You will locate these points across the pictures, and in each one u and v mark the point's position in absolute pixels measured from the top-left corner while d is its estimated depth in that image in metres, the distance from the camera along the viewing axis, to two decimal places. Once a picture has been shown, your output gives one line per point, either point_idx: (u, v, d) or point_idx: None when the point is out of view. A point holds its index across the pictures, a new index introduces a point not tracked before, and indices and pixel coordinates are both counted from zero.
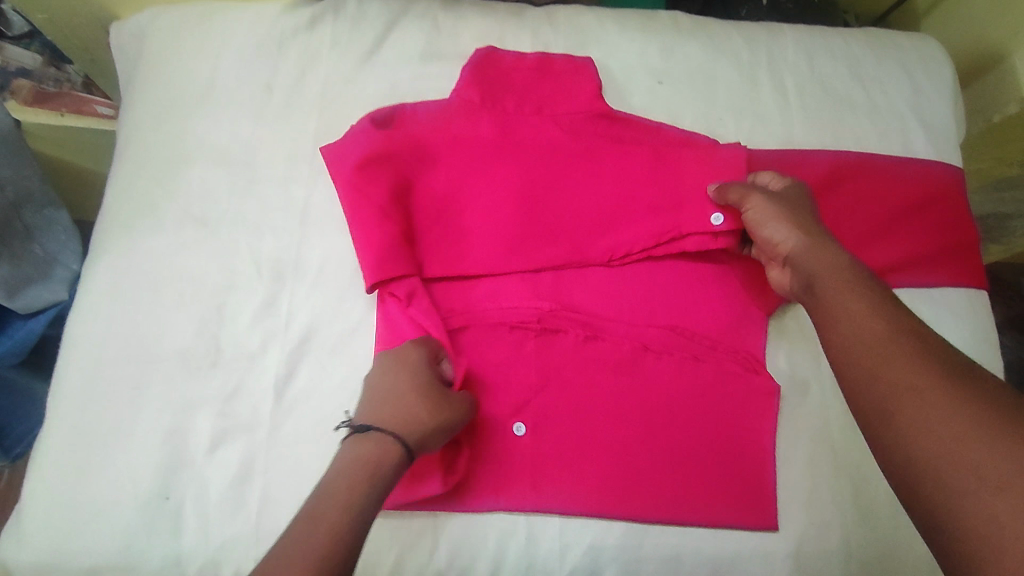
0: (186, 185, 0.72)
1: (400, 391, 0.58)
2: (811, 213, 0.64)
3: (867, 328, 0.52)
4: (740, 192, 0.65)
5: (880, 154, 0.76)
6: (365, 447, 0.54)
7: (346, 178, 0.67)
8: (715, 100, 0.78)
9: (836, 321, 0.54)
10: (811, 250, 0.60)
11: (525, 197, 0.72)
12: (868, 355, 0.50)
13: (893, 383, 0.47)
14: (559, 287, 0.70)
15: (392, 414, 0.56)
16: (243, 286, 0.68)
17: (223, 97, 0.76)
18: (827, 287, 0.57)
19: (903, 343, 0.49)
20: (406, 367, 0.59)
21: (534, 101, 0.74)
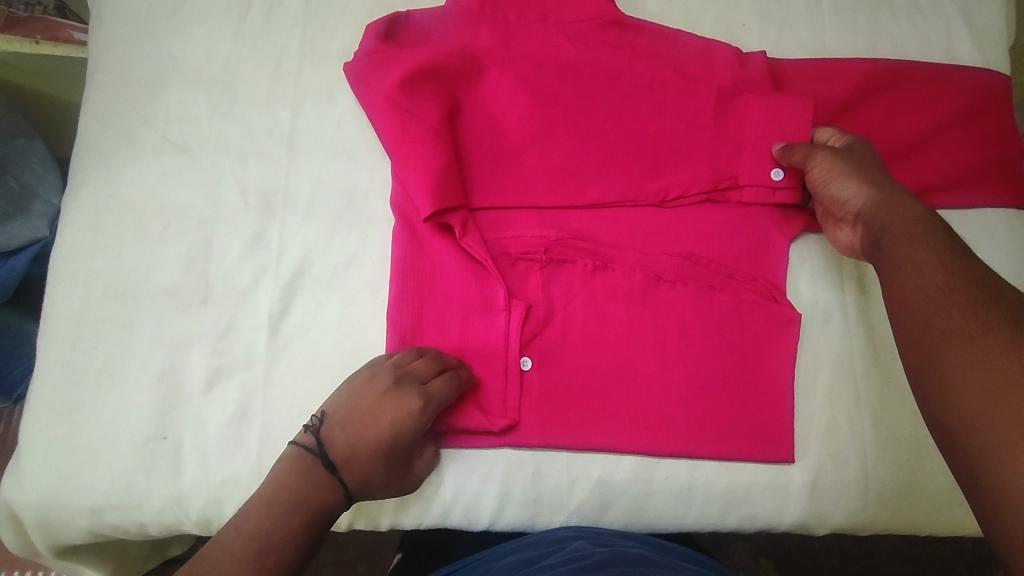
0: (163, 110, 0.67)
1: (379, 453, 0.53)
2: (879, 166, 0.58)
3: (925, 278, 0.47)
4: (804, 152, 0.61)
5: (920, 62, 0.69)
6: (315, 492, 0.52)
7: (384, 99, 0.62)
8: (738, 3, 0.70)
9: (898, 272, 0.49)
10: (876, 203, 0.55)
11: (539, 116, 0.66)
12: (918, 304, 0.46)
13: (950, 333, 0.43)
14: (566, 214, 0.65)
15: (358, 467, 0.53)
16: (229, 218, 0.64)
17: (198, 11, 0.69)
18: (895, 238, 0.51)
19: (957, 291, 0.45)
20: (399, 431, 0.53)
21: (538, 8, 0.68)
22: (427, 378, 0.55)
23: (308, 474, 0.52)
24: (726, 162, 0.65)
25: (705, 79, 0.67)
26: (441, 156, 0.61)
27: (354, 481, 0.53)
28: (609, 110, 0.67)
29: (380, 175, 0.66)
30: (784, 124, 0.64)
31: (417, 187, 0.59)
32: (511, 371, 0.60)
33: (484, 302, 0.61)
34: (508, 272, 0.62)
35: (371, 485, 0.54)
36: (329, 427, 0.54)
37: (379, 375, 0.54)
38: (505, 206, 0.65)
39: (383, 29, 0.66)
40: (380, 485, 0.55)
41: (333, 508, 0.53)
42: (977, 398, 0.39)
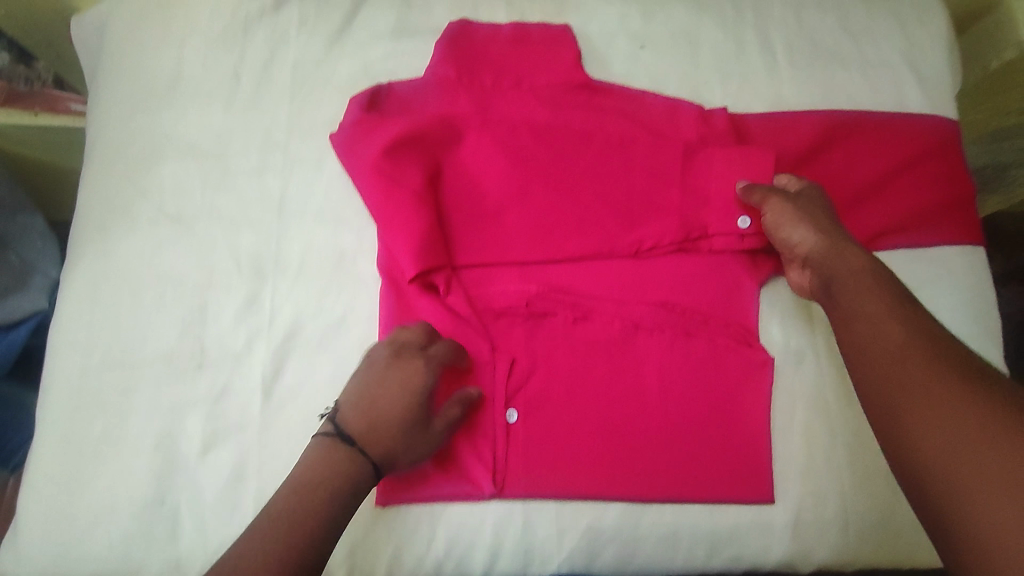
0: (158, 183, 0.70)
1: (393, 417, 0.56)
2: (833, 214, 0.63)
3: (886, 335, 0.51)
4: (762, 194, 0.65)
5: (874, 111, 0.73)
6: (345, 463, 0.54)
7: (369, 167, 0.66)
8: (700, 63, 0.75)
9: (859, 327, 0.54)
10: (836, 254, 0.59)
11: (516, 176, 0.70)
12: (882, 361, 0.50)
13: (913, 389, 0.47)
14: (547, 269, 0.68)
15: (376, 435, 0.55)
16: (223, 284, 0.67)
17: (190, 88, 0.73)
18: (850, 289, 0.56)
19: (918, 349, 0.49)
20: (409, 392, 0.57)
21: (512, 74, 0.73)
22: (422, 342, 0.60)
23: (334, 449, 0.54)
24: (695, 212, 0.69)
25: (672, 135, 0.71)
26: (426, 218, 0.64)
27: (380, 445, 0.55)
28: (582, 168, 0.70)
29: (367, 237, 0.69)
30: (747, 175, 0.68)
31: (404, 247, 0.63)
32: (498, 423, 0.63)
33: (470, 356, 0.64)
34: (492, 326, 0.65)
35: (395, 456, 0.56)
36: (341, 408, 0.56)
37: (378, 355, 0.59)
38: (488, 262, 0.68)
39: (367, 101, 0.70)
40: (406, 446, 0.57)
41: (366, 477, 0.54)
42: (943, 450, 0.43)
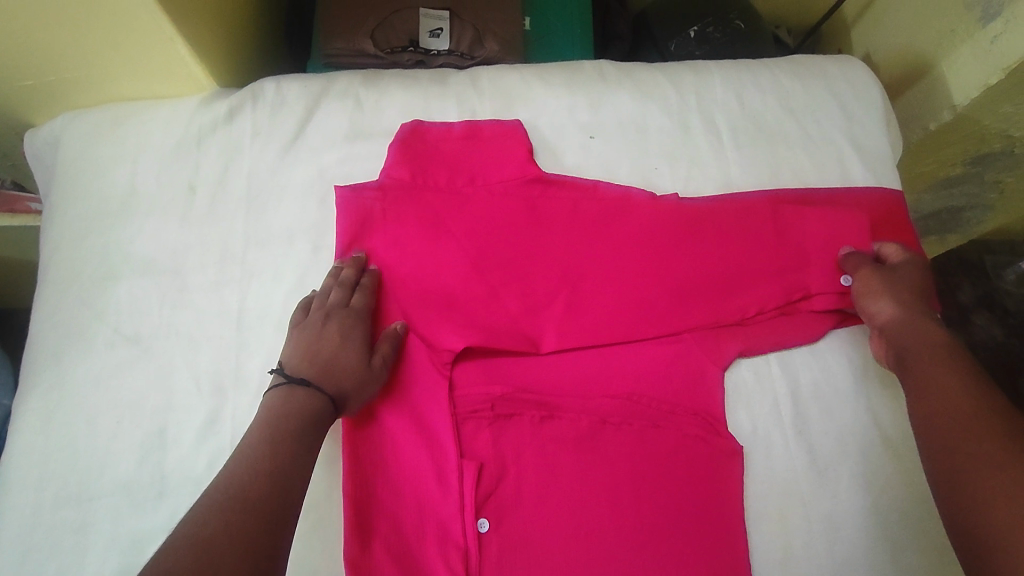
0: (114, 304, 0.69)
1: (338, 358, 0.62)
2: (919, 290, 0.67)
3: (954, 405, 0.55)
4: (854, 264, 0.70)
5: (819, 188, 0.75)
6: (306, 402, 0.58)
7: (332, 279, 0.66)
8: (649, 149, 0.77)
9: (930, 395, 0.58)
10: (914, 327, 0.63)
11: (476, 275, 0.70)
12: (949, 431, 0.54)
13: (981, 459, 0.50)
14: (512, 370, 0.69)
15: (327, 376, 0.61)
16: (183, 404, 0.65)
17: (145, 204, 0.72)
18: (919, 361, 0.61)
19: (986, 425, 0.53)
20: (345, 336, 0.63)
21: (466, 172, 0.74)
22: (345, 296, 0.66)
23: (290, 392, 0.59)
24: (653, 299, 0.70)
25: (626, 223, 0.72)
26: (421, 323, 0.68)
27: (329, 380, 0.60)
28: (541, 261, 0.71)
29: None
30: (694, 264, 0.71)
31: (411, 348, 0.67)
32: (469, 534, 0.61)
33: (437, 464, 0.63)
34: (458, 430, 0.65)
35: (348, 392, 0.61)
36: (286, 361, 0.61)
37: (309, 317, 0.65)
38: (449, 363, 0.67)
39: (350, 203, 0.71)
40: (354, 380, 0.61)
41: (325, 403, 0.59)
42: (1008, 516, 0.46)
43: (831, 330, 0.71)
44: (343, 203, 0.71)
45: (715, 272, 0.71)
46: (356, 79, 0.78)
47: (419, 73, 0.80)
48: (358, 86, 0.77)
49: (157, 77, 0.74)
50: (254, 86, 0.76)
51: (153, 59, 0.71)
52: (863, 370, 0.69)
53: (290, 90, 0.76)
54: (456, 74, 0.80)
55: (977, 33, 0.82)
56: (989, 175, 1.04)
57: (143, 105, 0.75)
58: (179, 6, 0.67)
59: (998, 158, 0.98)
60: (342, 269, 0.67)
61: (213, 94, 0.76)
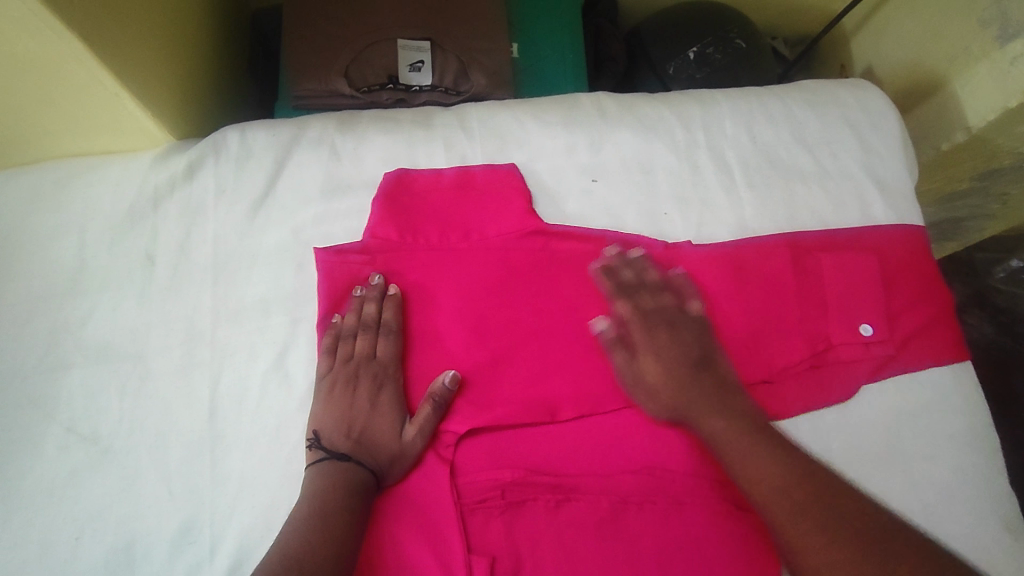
0: (66, 399, 0.61)
1: (375, 426, 0.59)
2: (691, 328, 0.62)
3: (761, 468, 0.53)
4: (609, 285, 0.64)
5: (838, 231, 0.70)
6: (348, 479, 0.55)
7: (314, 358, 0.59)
8: (657, 191, 0.70)
9: (732, 457, 0.55)
10: (690, 382, 0.59)
11: (475, 343, 0.63)
12: (767, 494, 0.52)
13: (809, 535, 0.49)
14: (520, 448, 0.61)
15: (365, 447, 0.58)
16: (151, 512, 0.58)
17: (97, 279, 0.64)
18: (703, 418, 0.58)
19: (801, 497, 0.51)
20: (377, 399, 0.60)
21: (459, 226, 0.67)
22: (372, 343, 0.61)
23: (328, 470, 0.56)
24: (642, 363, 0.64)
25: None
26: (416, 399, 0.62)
27: (367, 453, 0.57)
28: (546, 323, 0.65)
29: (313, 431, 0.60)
30: None
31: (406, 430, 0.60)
32: None
33: (444, 564, 0.56)
34: (464, 523, 0.58)
35: (387, 463, 0.58)
36: (320, 430, 0.58)
37: (338, 372, 0.61)
38: (452, 445, 0.60)
39: (332, 267, 0.64)
40: (392, 451, 0.58)
41: (367, 480, 0.56)
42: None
43: (865, 385, 0.65)
44: (324, 265, 0.64)
45: (731, 327, 0.65)
46: (330, 124, 0.70)
47: (400, 114, 0.73)
48: (333, 132, 0.70)
49: (103, 133, 0.65)
50: (216, 137, 0.68)
51: (97, 115, 0.62)
52: (899, 428, 0.64)
53: (256, 140, 0.68)
54: (441, 114, 0.73)
55: (995, 52, 0.78)
56: (994, 188, 0.95)
57: (87, 164, 0.67)
58: (124, 58, 0.59)
59: (1007, 172, 0.89)
60: (364, 304, 0.62)
61: (169, 150, 0.68)
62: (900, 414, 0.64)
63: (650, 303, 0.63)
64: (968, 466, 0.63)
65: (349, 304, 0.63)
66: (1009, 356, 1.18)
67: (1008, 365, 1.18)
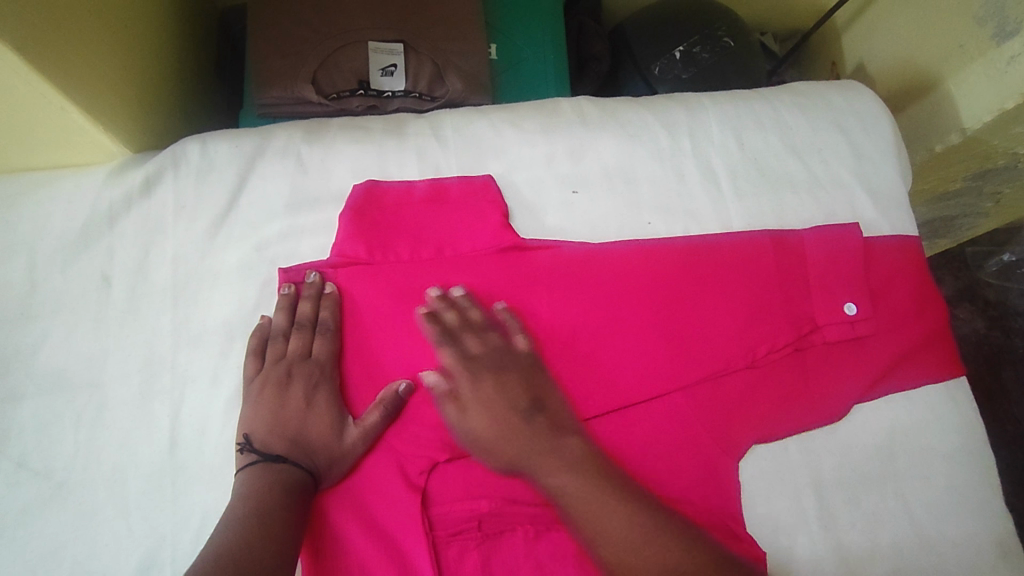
0: (17, 431, 0.57)
1: (308, 425, 0.56)
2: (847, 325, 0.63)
3: None
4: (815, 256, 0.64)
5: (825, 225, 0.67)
6: (280, 482, 0.52)
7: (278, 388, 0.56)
8: (641, 202, 0.67)
9: None
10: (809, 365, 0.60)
11: (449, 362, 0.60)
12: None
13: None
14: (499, 474, 0.58)
15: (300, 447, 0.55)
16: (108, 550, 0.55)
17: (50, 303, 0.61)
18: None
19: None
20: (311, 397, 0.57)
21: (432, 240, 0.64)
22: (307, 342, 0.59)
23: (261, 470, 0.53)
24: (632, 369, 0.61)
25: (603, 281, 0.63)
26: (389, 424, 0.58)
27: (303, 454, 0.55)
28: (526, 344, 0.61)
29: None
30: (641, 348, 0.62)
31: (382, 462, 0.57)
32: None
33: None
34: (439, 556, 0.56)
35: (323, 465, 0.55)
36: (251, 432, 0.56)
37: (269, 371, 0.58)
38: (426, 471, 0.57)
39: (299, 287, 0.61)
40: (330, 451, 0.55)
41: (304, 482, 0.54)
42: None
43: (858, 403, 0.62)
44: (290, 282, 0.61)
45: (711, 338, 0.62)
46: (296, 133, 0.67)
47: (371, 122, 0.69)
48: (299, 142, 0.66)
49: (53, 147, 0.62)
50: (174, 148, 0.65)
51: (43, 127, 0.58)
52: (891, 449, 0.62)
53: (218, 151, 0.65)
54: (414, 121, 0.69)
55: (991, 52, 0.76)
56: (988, 187, 0.91)
57: (36, 181, 0.63)
58: (70, 67, 0.55)
59: (1000, 173, 0.86)
60: (298, 304, 0.60)
61: (124, 163, 0.64)
62: (896, 432, 0.62)
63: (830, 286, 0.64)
64: (963, 486, 0.61)
65: (278, 301, 0.60)
66: (1001, 350, 1.15)
67: (999, 360, 1.15)
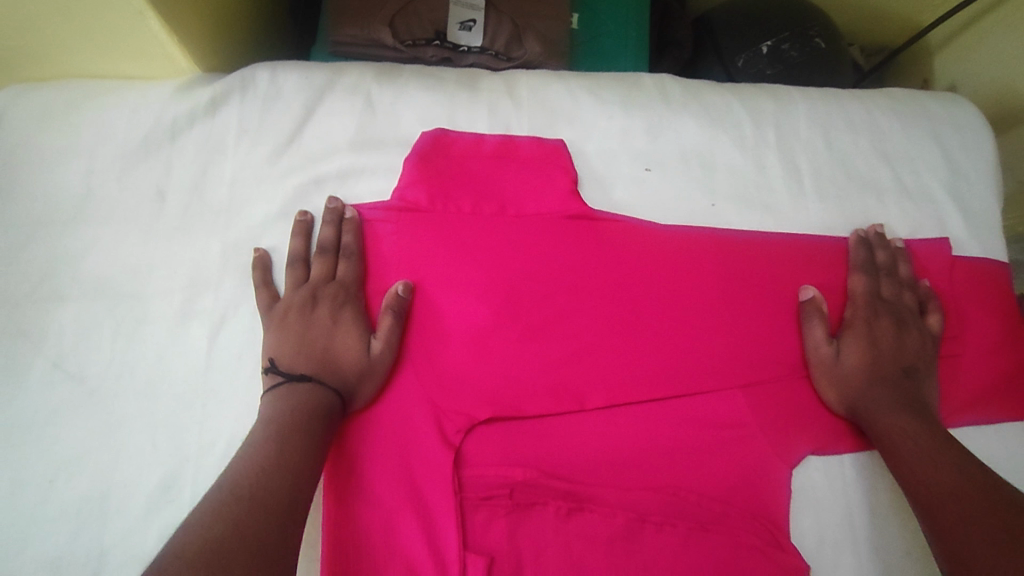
0: (55, 332, 0.57)
1: (333, 343, 0.54)
2: (923, 331, 0.59)
3: (934, 467, 0.51)
4: (889, 255, 0.61)
5: (910, 240, 0.63)
6: (312, 399, 0.50)
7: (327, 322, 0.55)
8: (715, 188, 0.64)
9: (901, 454, 0.53)
10: (876, 370, 0.57)
11: (500, 323, 0.58)
12: (937, 486, 0.50)
13: (971, 530, 0.46)
14: (537, 446, 0.56)
15: (326, 363, 0.53)
16: (131, 463, 0.53)
17: (104, 210, 0.60)
18: (892, 414, 0.55)
19: (975, 500, 0.48)
20: (337, 318, 0.55)
21: (497, 198, 0.62)
22: (332, 265, 0.57)
23: (289, 391, 0.51)
24: (688, 356, 0.58)
25: (666, 264, 0.61)
26: (432, 377, 0.56)
27: (330, 373, 0.52)
28: (580, 317, 0.59)
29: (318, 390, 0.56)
30: (699, 336, 0.59)
31: (420, 414, 0.55)
32: None
33: (437, 559, 0.51)
34: (465, 520, 0.53)
35: (352, 382, 0.53)
36: (276, 356, 0.53)
37: (292, 297, 0.56)
38: (463, 432, 0.55)
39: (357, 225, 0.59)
40: (359, 366, 0.53)
41: (334, 402, 0.51)
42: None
43: None
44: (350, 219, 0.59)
45: (771, 337, 0.59)
46: (370, 73, 0.65)
47: (446, 73, 0.67)
48: (370, 83, 0.64)
49: (126, 56, 0.61)
50: (246, 72, 0.63)
51: (119, 34, 0.58)
52: None
53: (288, 81, 0.63)
54: (489, 77, 0.67)
55: None
56: None
57: (106, 89, 0.62)
58: None
59: None
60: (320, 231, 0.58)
61: (195, 80, 0.63)
62: None
63: (907, 294, 0.61)
64: None
65: (291, 230, 0.59)
66: None
67: None
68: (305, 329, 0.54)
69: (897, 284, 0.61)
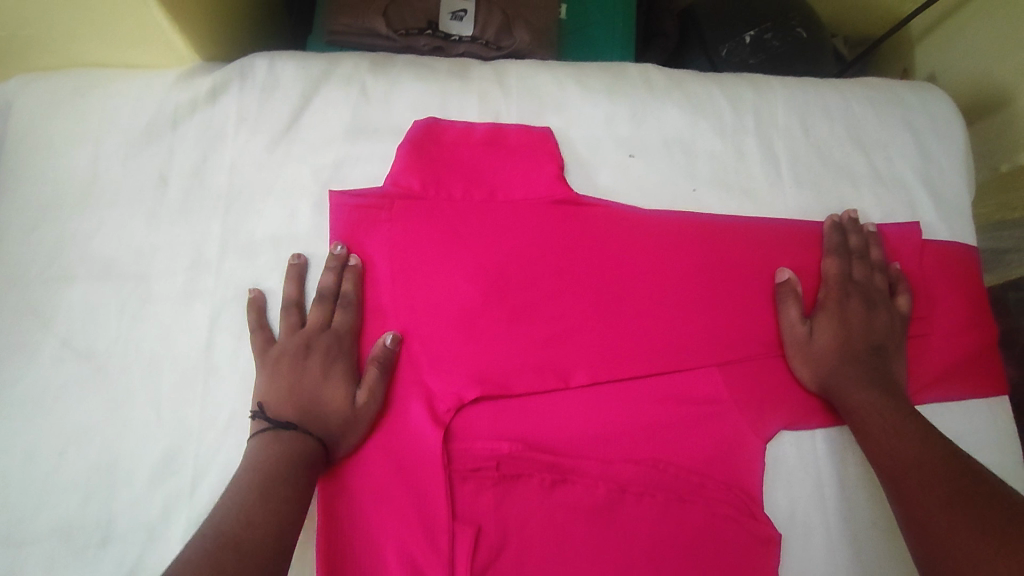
0: (63, 311, 0.59)
1: (322, 392, 0.55)
2: (892, 312, 0.62)
3: (900, 441, 0.54)
4: (861, 240, 0.64)
5: (884, 225, 0.66)
6: (297, 448, 0.52)
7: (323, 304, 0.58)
8: (697, 175, 0.66)
9: (870, 428, 0.56)
10: (847, 350, 0.60)
11: (490, 304, 0.61)
12: (902, 457, 0.53)
13: (933, 494, 0.49)
14: (524, 422, 0.59)
15: (313, 414, 0.54)
16: (137, 436, 0.56)
17: (108, 195, 0.62)
18: (861, 391, 0.58)
19: (936, 467, 0.51)
20: (328, 368, 0.56)
21: (486, 185, 0.64)
22: (327, 314, 0.58)
23: (276, 436, 0.52)
24: (669, 336, 0.61)
25: (649, 248, 0.63)
26: (424, 356, 0.59)
27: (316, 424, 0.53)
28: (566, 298, 0.62)
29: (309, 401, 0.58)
30: (680, 317, 0.62)
31: (412, 391, 0.57)
32: None
33: (427, 527, 0.54)
34: (454, 490, 0.56)
35: (336, 435, 0.54)
36: (264, 402, 0.54)
37: (286, 342, 0.57)
38: (452, 408, 0.57)
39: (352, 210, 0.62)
40: (343, 419, 0.54)
41: (315, 451, 0.52)
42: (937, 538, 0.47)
43: None
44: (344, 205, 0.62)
45: (749, 318, 0.62)
46: (363, 63, 0.67)
47: (437, 62, 0.69)
48: (364, 71, 0.66)
49: (128, 45, 0.63)
50: (243, 61, 0.65)
51: (121, 24, 0.60)
52: None
53: (284, 70, 0.65)
54: (480, 66, 0.69)
55: None
56: None
57: (108, 77, 0.64)
58: None
59: None
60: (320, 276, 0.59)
61: (195, 69, 0.65)
62: None
63: (878, 277, 0.63)
64: None
65: (285, 272, 0.60)
66: None
67: None
68: (296, 377, 0.55)
69: (869, 268, 0.63)
